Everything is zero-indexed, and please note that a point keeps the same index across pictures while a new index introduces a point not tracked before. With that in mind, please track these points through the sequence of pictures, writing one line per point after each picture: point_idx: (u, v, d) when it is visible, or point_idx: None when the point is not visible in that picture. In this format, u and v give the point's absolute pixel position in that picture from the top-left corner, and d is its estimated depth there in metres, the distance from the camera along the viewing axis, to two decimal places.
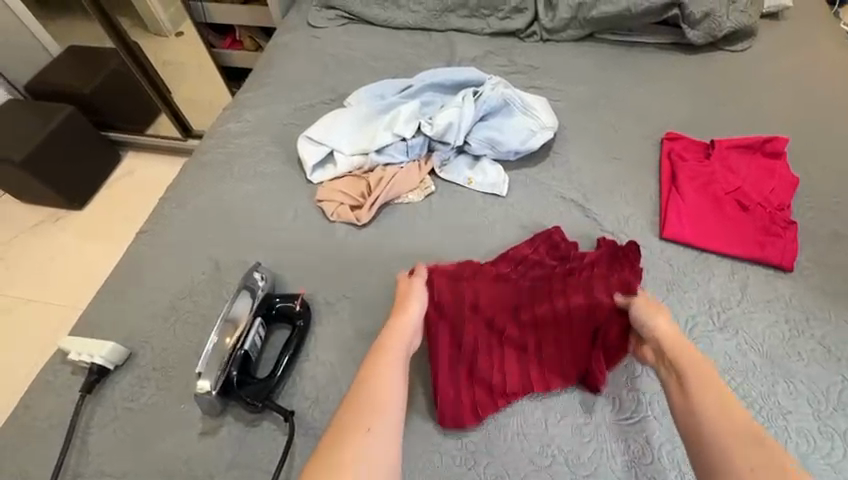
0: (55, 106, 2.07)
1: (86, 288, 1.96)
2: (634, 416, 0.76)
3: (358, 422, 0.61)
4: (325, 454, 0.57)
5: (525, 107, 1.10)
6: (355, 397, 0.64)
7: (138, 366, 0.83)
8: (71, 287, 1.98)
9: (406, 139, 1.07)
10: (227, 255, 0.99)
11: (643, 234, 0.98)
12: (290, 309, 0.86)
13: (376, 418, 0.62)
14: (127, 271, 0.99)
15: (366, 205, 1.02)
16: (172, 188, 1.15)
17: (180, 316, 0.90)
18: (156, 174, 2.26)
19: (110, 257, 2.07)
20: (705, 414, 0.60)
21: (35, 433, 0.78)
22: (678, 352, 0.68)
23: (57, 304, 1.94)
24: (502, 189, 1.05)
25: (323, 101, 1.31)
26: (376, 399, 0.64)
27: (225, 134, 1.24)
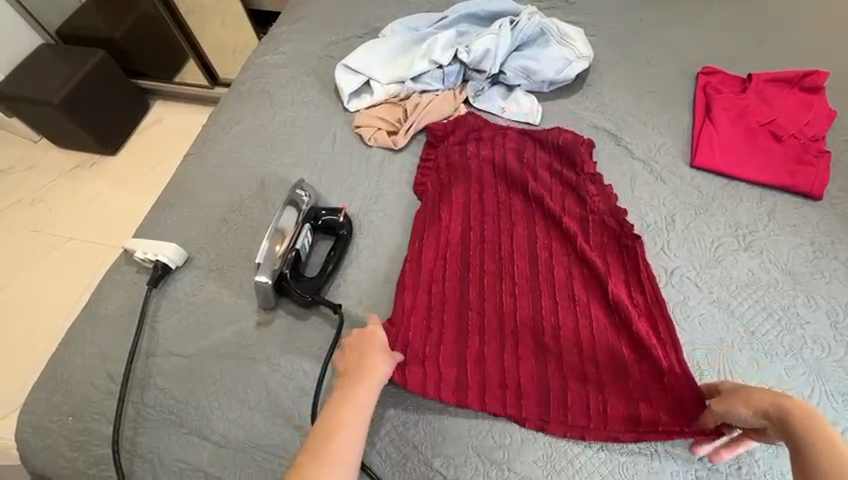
0: (86, 51, 2.12)
1: (121, 226, 2.04)
2: None
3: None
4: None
5: (562, 36, 1.10)
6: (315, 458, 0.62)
7: (196, 267, 0.91)
8: (111, 227, 2.08)
9: (443, 66, 1.09)
10: (271, 175, 1.05)
11: (674, 162, 1.00)
12: (334, 220, 0.92)
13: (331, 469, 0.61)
14: (179, 188, 1.05)
15: (402, 130, 1.06)
16: (214, 116, 1.19)
17: (230, 227, 0.97)
18: (185, 122, 2.31)
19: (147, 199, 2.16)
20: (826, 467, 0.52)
21: (108, 321, 0.86)
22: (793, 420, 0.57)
23: (100, 242, 2.05)
24: (535, 118, 1.08)
25: (357, 36, 1.33)
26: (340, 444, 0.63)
27: (263, 66, 1.27)
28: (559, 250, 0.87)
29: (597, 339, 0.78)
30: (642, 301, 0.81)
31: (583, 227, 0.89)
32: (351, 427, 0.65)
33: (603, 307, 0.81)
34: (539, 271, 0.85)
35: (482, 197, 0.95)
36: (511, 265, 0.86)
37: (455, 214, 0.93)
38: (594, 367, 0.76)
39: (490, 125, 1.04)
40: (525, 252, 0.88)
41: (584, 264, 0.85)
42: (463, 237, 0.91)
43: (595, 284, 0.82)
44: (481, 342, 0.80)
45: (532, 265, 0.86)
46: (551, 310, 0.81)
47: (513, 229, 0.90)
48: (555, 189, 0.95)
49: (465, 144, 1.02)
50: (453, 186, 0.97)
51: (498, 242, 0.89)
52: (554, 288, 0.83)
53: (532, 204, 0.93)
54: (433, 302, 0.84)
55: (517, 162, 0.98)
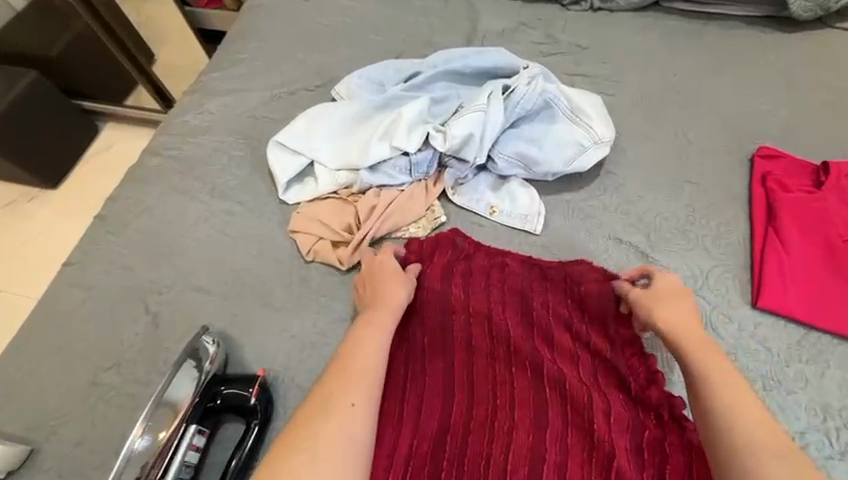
0: (17, 71, 1.81)
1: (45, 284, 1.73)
2: None
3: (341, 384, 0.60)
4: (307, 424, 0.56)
5: (573, 109, 0.80)
6: (335, 369, 0.62)
7: (42, 470, 0.63)
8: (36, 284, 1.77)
9: (411, 153, 0.79)
10: (170, 304, 0.76)
11: (728, 299, 0.71)
12: (242, 401, 0.64)
13: (354, 385, 0.60)
14: (44, 320, 0.77)
15: (351, 243, 0.76)
16: (110, 202, 0.90)
17: (103, 394, 0.68)
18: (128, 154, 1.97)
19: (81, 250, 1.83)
20: (721, 404, 0.55)
21: None
22: (683, 341, 0.60)
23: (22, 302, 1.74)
24: (535, 225, 0.79)
25: (307, 87, 1.02)
26: (363, 354, 0.63)
27: (181, 129, 0.98)
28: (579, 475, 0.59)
29: None
30: None
31: (621, 436, 0.62)
32: (371, 350, 0.63)
33: None
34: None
35: (467, 373, 0.67)
36: None
37: (427, 402, 0.66)
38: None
39: (486, 252, 0.76)
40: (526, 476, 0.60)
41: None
42: (438, 440, 0.63)
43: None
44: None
45: None
46: None
47: (511, 435, 0.62)
48: (576, 367, 0.67)
49: (450, 282, 0.73)
50: (429, 353, 0.69)
51: (487, 455, 0.61)
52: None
53: (539, 389, 0.65)
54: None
55: (523, 319, 0.70)
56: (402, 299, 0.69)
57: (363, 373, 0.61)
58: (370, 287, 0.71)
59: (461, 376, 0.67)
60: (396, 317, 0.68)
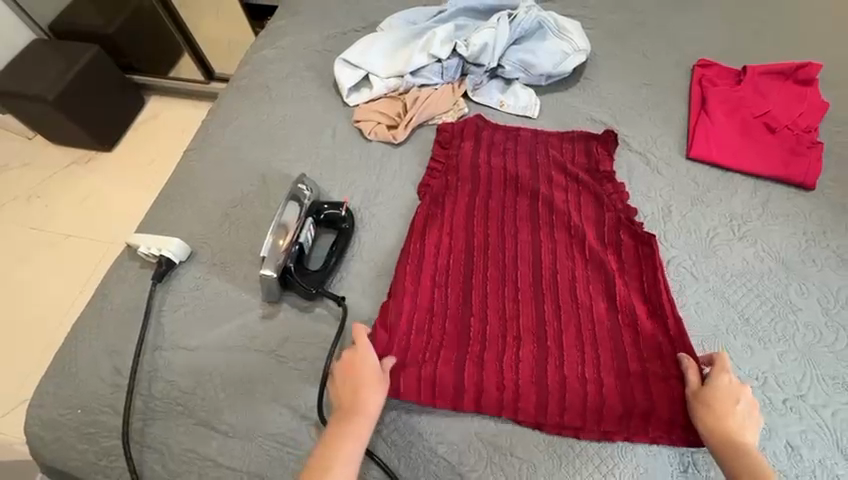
0: (81, 46, 2.09)
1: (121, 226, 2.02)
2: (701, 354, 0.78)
3: (348, 401, 0.71)
4: (343, 433, 0.68)
5: (559, 29, 1.10)
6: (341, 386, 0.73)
7: (198, 262, 0.92)
8: (109, 225, 2.04)
9: (442, 60, 1.09)
10: (272, 170, 1.05)
11: (670, 154, 1.02)
12: (336, 214, 0.93)
13: (369, 394, 0.71)
14: (181, 184, 1.06)
15: (402, 124, 1.07)
16: (214, 112, 1.20)
17: (234, 221, 0.98)
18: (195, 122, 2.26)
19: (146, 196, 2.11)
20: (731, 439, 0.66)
21: (114, 316, 0.87)
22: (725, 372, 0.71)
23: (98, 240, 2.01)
24: (533, 111, 1.09)
25: (355, 29, 1.32)
26: (368, 366, 0.73)
27: (261, 61, 1.27)
28: (564, 254, 0.88)
29: (600, 341, 0.79)
30: (651, 304, 0.82)
31: (593, 231, 0.90)
32: (363, 368, 0.73)
33: (606, 305, 0.82)
34: (543, 275, 0.86)
35: (487, 200, 0.96)
36: (515, 266, 0.88)
37: (459, 218, 0.94)
38: (593, 370, 0.77)
39: (501, 129, 1.06)
40: (530, 258, 0.88)
41: (591, 268, 0.86)
42: (468, 239, 0.92)
43: (604, 288, 0.84)
44: (480, 347, 0.80)
45: (536, 268, 0.87)
46: (554, 312, 0.82)
47: (517, 233, 0.91)
48: (564, 191, 0.96)
49: (476, 147, 1.03)
50: (460, 189, 0.98)
51: (502, 249, 0.90)
52: (559, 293, 0.84)
53: (538, 206, 0.94)
54: (434, 305, 0.84)
55: (526, 168, 0.99)
56: (472, 153, 1.02)
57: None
58: (347, 395, 0.71)
59: (482, 201, 0.96)
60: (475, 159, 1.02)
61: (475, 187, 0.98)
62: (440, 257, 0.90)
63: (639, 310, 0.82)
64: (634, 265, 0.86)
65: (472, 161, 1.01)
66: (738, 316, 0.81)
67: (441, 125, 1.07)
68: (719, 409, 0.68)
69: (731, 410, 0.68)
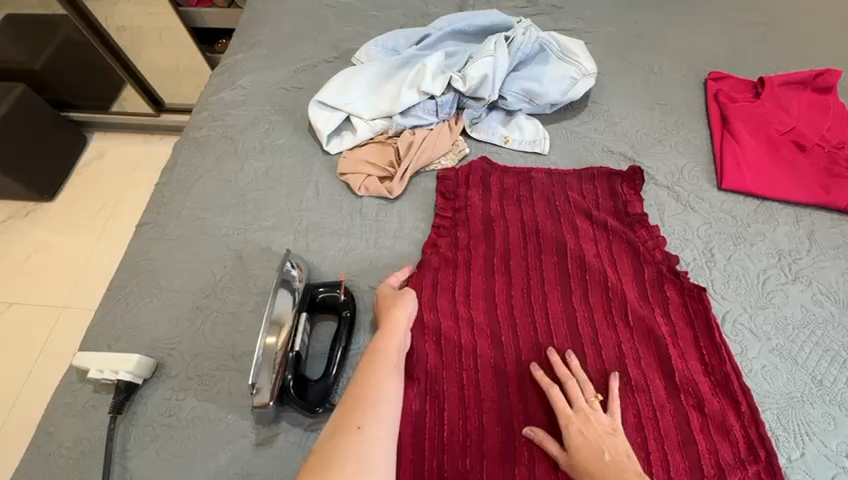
0: (4, 85, 1.81)
1: (86, 288, 1.74)
2: (782, 433, 0.68)
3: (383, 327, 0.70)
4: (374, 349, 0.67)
5: (563, 51, 0.98)
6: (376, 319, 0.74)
7: (168, 377, 0.74)
8: (68, 288, 1.75)
9: (435, 96, 0.95)
10: (248, 243, 0.88)
11: (699, 185, 0.91)
12: (335, 299, 0.78)
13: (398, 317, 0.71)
14: (136, 270, 0.88)
15: (397, 175, 0.92)
16: (169, 173, 1.01)
17: (207, 316, 0.80)
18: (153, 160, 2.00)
19: (112, 250, 1.83)
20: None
21: (64, 462, 0.69)
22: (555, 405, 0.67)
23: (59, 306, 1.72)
24: (542, 146, 0.96)
25: (326, 60, 1.15)
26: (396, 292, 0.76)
27: (220, 105, 1.09)
28: (605, 322, 0.76)
29: (667, 433, 0.68)
30: (714, 379, 0.72)
31: (633, 290, 0.79)
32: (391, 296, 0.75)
33: (665, 384, 0.71)
34: (585, 351, 0.74)
35: (507, 260, 0.83)
36: (552, 343, 0.75)
37: (479, 285, 0.81)
38: (666, 473, 0.65)
39: (512, 172, 0.93)
40: (566, 330, 0.76)
41: (638, 337, 0.75)
42: (493, 313, 0.78)
43: (658, 362, 0.73)
44: (531, 458, 0.67)
45: (578, 344, 0.75)
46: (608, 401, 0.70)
47: (548, 300, 0.79)
48: (593, 243, 0.84)
49: (486, 196, 0.90)
50: (475, 251, 0.84)
51: (534, 321, 0.77)
52: (608, 374, 0.72)
53: (567, 263, 0.82)
54: (468, 407, 0.71)
55: (546, 217, 0.87)
56: (483, 205, 0.89)
57: (380, 404, 0.61)
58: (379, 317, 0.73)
59: (502, 263, 0.83)
60: (486, 212, 0.88)
61: (492, 245, 0.85)
62: (465, 339, 0.76)
63: (703, 387, 0.71)
64: (686, 330, 0.76)
65: (483, 214, 0.88)
66: (811, 378, 0.72)
67: (443, 173, 0.93)
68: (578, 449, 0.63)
69: (597, 452, 0.62)
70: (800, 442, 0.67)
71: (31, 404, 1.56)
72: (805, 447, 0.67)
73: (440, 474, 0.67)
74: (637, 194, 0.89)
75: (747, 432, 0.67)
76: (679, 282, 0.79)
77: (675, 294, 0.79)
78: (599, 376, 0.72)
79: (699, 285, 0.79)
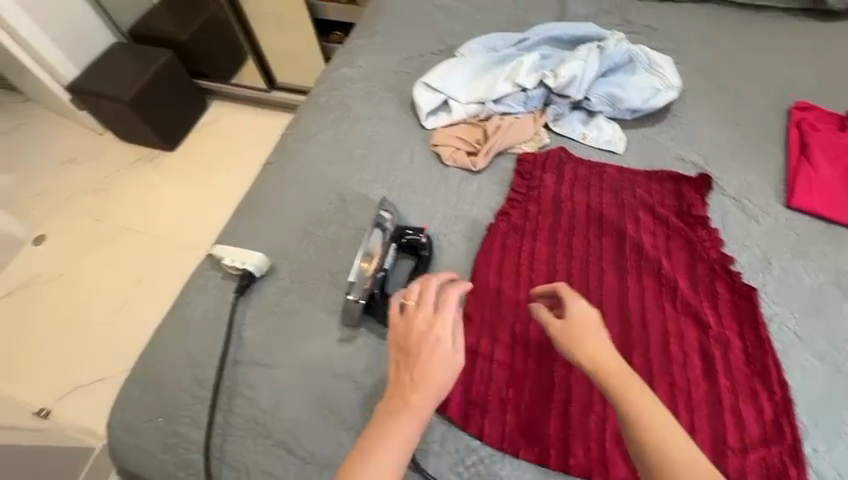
0: (156, 50, 2.14)
1: (189, 226, 2.03)
2: (811, 426, 0.73)
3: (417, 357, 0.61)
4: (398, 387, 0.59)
5: (650, 65, 1.08)
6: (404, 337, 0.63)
7: (278, 277, 0.93)
8: (175, 224, 2.04)
9: (527, 90, 1.08)
10: (350, 189, 1.06)
11: (768, 201, 0.96)
12: (417, 241, 0.92)
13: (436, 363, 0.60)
14: (261, 197, 1.08)
15: (482, 151, 1.05)
16: (293, 127, 1.23)
17: (312, 239, 0.99)
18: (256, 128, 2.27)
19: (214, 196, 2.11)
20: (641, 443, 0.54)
21: (195, 324, 0.89)
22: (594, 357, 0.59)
23: (166, 238, 2.01)
24: (618, 146, 1.06)
25: (433, 52, 1.33)
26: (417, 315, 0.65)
27: (340, 79, 1.30)
28: (653, 303, 0.84)
29: (697, 404, 0.75)
30: (752, 368, 0.77)
31: (685, 280, 0.86)
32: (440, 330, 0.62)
33: (702, 363, 0.78)
34: (632, 323, 0.82)
35: (570, 237, 0.93)
36: (600, 310, 0.84)
37: (541, 252, 0.92)
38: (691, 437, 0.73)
39: (585, 164, 1.03)
40: (616, 303, 0.85)
41: (684, 320, 0.82)
42: (551, 277, 0.89)
43: (699, 345, 0.80)
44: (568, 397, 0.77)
45: (625, 315, 0.83)
46: (645, 367, 0.78)
47: (603, 276, 0.88)
48: (654, 235, 0.92)
49: (558, 181, 1.01)
50: (542, 224, 0.96)
51: (587, 290, 0.87)
52: (649, 345, 0.80)
53: (625, 248, 0.91)
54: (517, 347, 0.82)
55: (611, 206, 0.96)
56: (554, 188, 1.00)
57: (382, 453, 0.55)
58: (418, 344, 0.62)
59: (564, 239, 0.93)
60: (556, 194, 0.99)
61: (558, 222, 0.96)
62: (523, 293, 0.88)
63: (739, 372, 0.77)
64: (733, 323, 0.81)
65: (553, 196, 0.99)
66: None
67: (522, 156, 1.05)
68: (649, 427, 0.54)
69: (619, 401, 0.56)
70: (827, 437, 0.72)
71: (127, 316, 1.83)
72: (832, 443, 0.71)
73: (485, 394, 0.79)
74: (703, 199, 0.95)
75: (777, 418, 0.73)
76: (733, 281, 0.85)
77: (726, 290, 0.84)
78: (641, 345, 0.80)
79: (750, 285, 0.84)
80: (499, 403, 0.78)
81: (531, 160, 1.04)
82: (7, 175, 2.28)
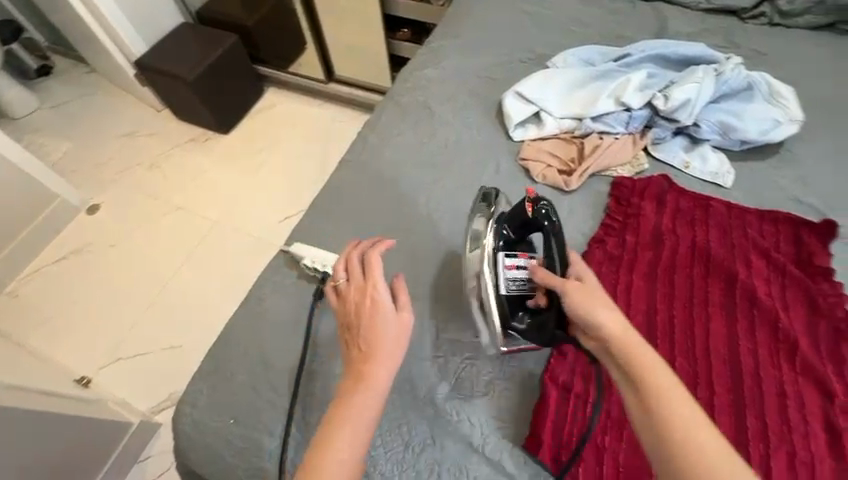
0: (222, 33, 2.13)
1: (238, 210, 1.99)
2: None
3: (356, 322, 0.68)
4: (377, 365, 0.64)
5: (769, 94, 1.00)
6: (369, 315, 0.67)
7: None
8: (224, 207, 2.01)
9: (631, 109, 1.02)
10: (431, 196, 1.01)
11: None
12: (523, 216, 0.80)
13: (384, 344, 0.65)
14: (337, 195, 1.04)
15: (576, 171, 0.99)
16: (371, 125, 1.18)
17: (391, 246, 0.95)
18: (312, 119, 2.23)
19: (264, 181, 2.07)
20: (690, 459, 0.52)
21: (268, 323, 0.86)
22: (636, 361, 0.59)
23: (214, 221, 1.98)
24: (724, 180, 0.97)
25: (521, 60, 1.26)
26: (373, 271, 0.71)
27: (423, 79, 1.25)
28: (767, 359, 0.76)
29: None
30: None
31: (805, 338, 0.78)
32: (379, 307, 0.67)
33: (827, 437, 0.70)
34: (743, 379, 0.75)
35: (673, 275, 0.86)
36: (707, 361, 0.77)
37: (638, 287, 0.85)
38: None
39: (690, 195, 0.95)
40: (724, 355, 0.77)
41: (805, 384, 0.74)
42: (649, 317, 0.82)
43: (822, 413, 0.71)
44: None
45: (735, 370, 0.76)
46: (760, 433, 0.70)
47: (710, 322, 0.80)
48: (769, 283, 0.84)
49: (659, 212, 0.93)
50: (640, 257, 0.89)
51: (691, 336, 0.80)
52: (764, 408, 0.72)
53: (737, 294, 0.82)
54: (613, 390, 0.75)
55: (719, 245, 0.88)
56: (655, 219, 0.92)
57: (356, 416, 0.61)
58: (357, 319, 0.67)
59: (665, 276, 0.86)
60: (657, 226, 0.92)
61: (659, 257, 0.88)
62: None
63: None
64: None
65: (653, 228, 0.91)
66: None
67: (618, 180, 0.98)
68: (670, 415, 0.55)
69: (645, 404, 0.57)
70: None
71: (170, 295, 1.81)
72: None
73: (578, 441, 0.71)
74: (827, 250, 0.86)
75: None
76: None
77: None
78: (755, 406, 0.72)
79: None
80: (593, 451, 0.71)
81: (629, 186, 0.97)
82: (67, 141, 2.31)
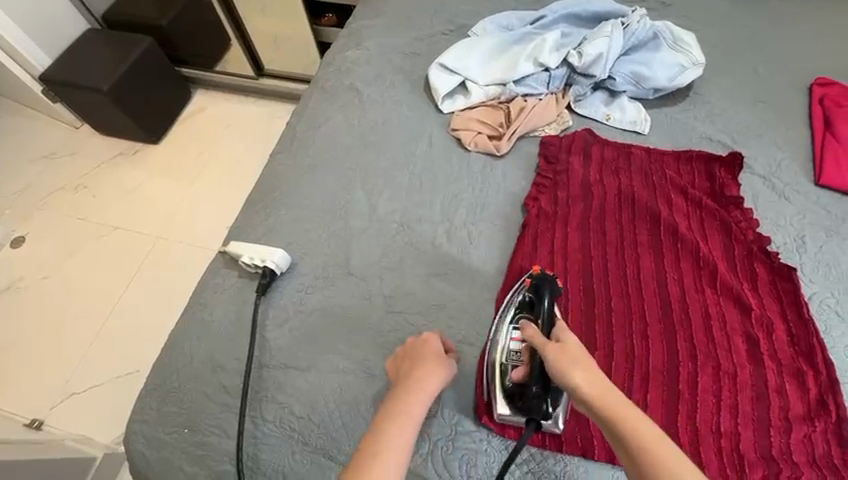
0: (135, 36, 1.99)
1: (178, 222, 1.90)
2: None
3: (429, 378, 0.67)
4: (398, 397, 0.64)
5: (673, 42, 1.05)
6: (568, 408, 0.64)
7: (300, 274, 0.88)
8: (163, 221, 1.91)
9: (550, 69, 1.05)
10: (366, 177, 1.00)
11: (796, 179, 0.95)
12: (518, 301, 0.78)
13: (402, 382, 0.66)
14: (270, 189, 1.02)
15: (505, 135, 1.01)
16: (299, 114, 1.15)
17: (332, 232, 0.93)
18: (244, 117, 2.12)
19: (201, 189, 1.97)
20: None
21: (214, 327, 0.84)
22: (602, 399, 0.60)
23: (154, 236, 1.87)
24: (642, 126, 1.02)
25: (442, 32, 1.26)
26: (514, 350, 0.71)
27: (346, 61, 1.22)
28: (692, 286, 0.82)
29: (741, 388, 0.73)
30: (793, 350, 0.77)
31: (723, 262, 0.85)
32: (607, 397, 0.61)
33: (746, 347, 0.77)
34: (671, 307, 0.80)
35: (603, 222, 0.90)
36: (639, 296, 0.82)
37: (573, 237, 0.89)
38: (734, 420, 0.71)
39: (612, 146, 0.99)
40: (654, 288, 0.83)
41: (725, 303, 0.80)
42: (585, 263, 0.86)
43: (740, 326, 0.78)
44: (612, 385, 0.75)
45: (664, 300, 0.81)
46: (689, 353, 0.76)
47: (639, 260, 0.85)
48: (688, 217, 0.90)
49: (586, 164, 0.98)
50: (573, 209, 0.92)
51: (624, 276, 0.84)
52: (692, 329, 0.78)
53: (661, 231, 0.88)
54: None
55: (643, 188, 0.93)
56: (584, 171, 0.97)
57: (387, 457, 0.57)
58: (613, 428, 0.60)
59: (596, 224, 0.90)
60: (586, 178, 0.96)
61: (590, 207, 0.92)
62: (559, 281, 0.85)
63: (781, 354, 0.76)
64: (773, 305, 0.80)
65: (582, 180, 0.96)
66: None
67: (546, 138, 1.01)
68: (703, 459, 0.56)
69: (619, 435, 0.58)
70: None
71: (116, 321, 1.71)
72: None
73: None
74: (735, 180, 0.93)
75: (820, 397, 0.73)
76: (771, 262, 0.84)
77: (764, 272, 0.83)
78: (683, 330, 0.78)
79: (788, 265, 0.83)
80: None
81: (556, 144, 1.00)
82: None
